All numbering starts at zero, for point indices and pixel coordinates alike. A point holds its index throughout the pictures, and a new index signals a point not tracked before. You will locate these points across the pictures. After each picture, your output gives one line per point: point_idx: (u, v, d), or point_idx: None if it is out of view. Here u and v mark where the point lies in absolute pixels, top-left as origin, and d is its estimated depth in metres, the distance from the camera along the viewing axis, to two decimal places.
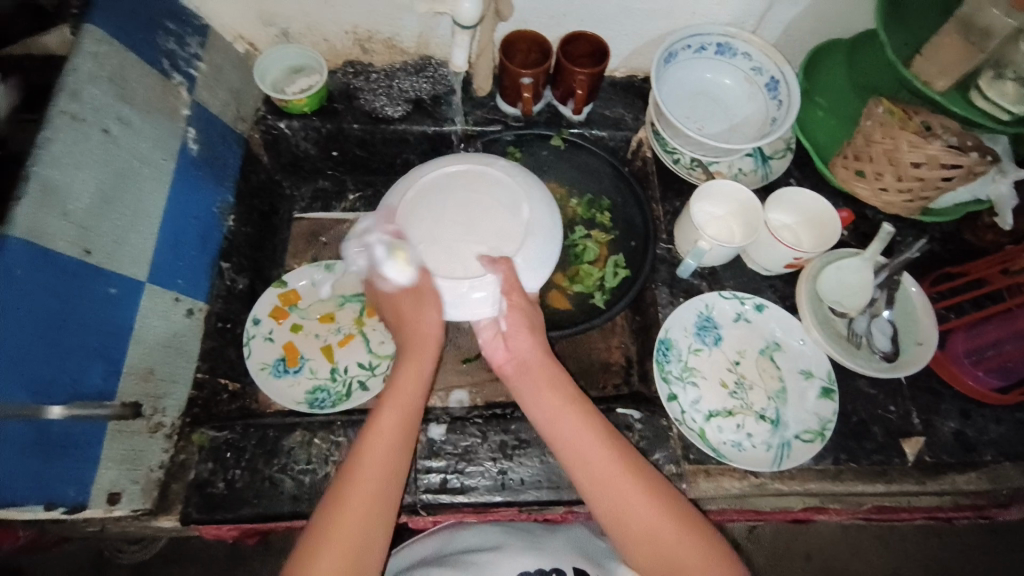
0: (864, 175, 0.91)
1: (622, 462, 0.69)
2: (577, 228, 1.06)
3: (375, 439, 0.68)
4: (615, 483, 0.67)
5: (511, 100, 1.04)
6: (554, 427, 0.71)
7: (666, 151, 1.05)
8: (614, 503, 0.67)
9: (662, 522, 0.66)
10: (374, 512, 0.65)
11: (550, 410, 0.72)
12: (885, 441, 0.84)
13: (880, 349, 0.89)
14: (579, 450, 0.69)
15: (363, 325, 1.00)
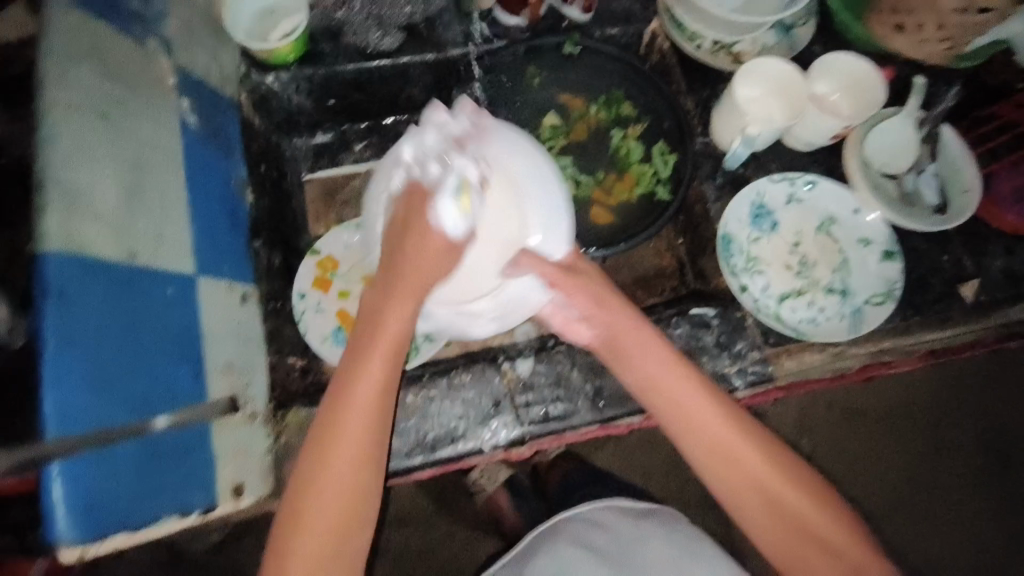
0: (904, 29, 0.91)
1: (731, 419, 0.68)
2: (614, 132, 1.02)
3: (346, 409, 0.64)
4: (728, 441, 0.68)
5: (516, 7, 0.97)
6: (666, 399, 0.70)
7: (688, 39, 0.98)
8: (725, 459, 0.68)
9: (774, 474, 0.67)
10: (361, 458, 0.64)
11: (658, 380, 0.71)
12: (944, 290, 0.88)
13: (930, 203, 0.90)
14: (683, 407, 0.69)
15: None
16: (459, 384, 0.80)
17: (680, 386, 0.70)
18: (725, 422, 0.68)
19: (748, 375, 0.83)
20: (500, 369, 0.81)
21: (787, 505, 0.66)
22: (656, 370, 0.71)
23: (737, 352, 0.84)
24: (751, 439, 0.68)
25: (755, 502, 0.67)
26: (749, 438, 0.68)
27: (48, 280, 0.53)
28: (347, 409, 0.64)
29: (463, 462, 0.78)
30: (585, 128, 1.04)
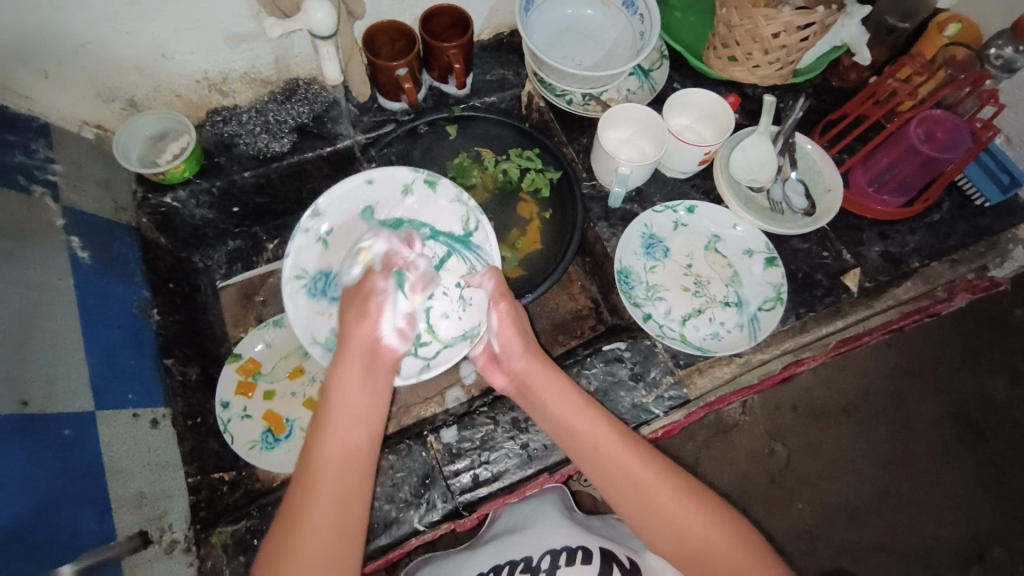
0: (737, 60, 0.97)
1: (629, 444, 0.73)
2: (487, 157, 1.09)
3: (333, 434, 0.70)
4: (628, 461, 0.71)
5: (393, 96, 1.01)
6: (571, 433, 0.75)
7: (557, 95, 1.06)
8: (629, 480, 0.70)
9: (678, 494, 0.69)
10: (334, 539, 0.64)
11: (570, 413, 0.75)
12: (830, 284, 0.95)
13: (800, 207, 0.97)
14: (588, 433, 0.74)
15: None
16: (387, 465, 0.81)
17: (565, 397, 0.76)
18: (612, 437, 0.73)
19: (666, 401, 0.87)
20: (425, 443, 0.82)
21: (682, 526, 0.68)
22: (568, 405, 0.76)
23: (652, 380, 0.88)
24: (637, 451, 0.72)
25: (657, 522, 0.69)
26: (647, 461, 0.72)
27: None
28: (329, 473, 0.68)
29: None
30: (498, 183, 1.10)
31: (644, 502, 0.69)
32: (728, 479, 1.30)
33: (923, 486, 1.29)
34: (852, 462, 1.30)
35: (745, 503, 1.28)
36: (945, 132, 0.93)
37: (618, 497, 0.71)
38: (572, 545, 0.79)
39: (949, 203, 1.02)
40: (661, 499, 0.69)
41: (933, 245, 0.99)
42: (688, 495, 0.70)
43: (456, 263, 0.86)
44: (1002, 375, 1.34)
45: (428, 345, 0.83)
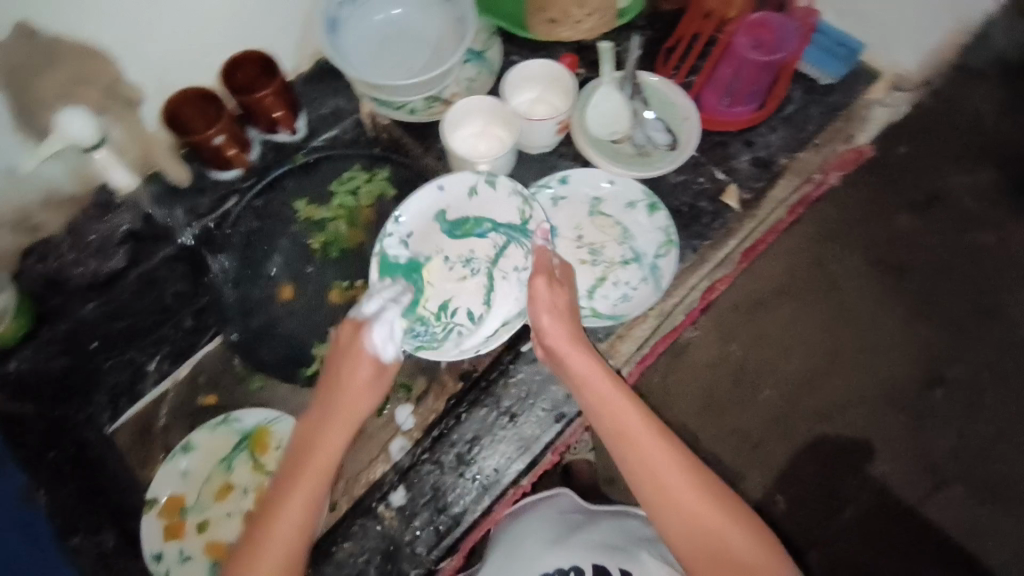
0: (558, 20, 0.96)
1: (668, 442, 0.70)
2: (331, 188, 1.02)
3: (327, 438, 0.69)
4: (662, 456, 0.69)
5: (221, 167, 0.93)
6: (610, 417, 0.72)
7: (397, 108, 0.99)
8: (657, 480, 0.67)
9: (723, 516, 0.66)
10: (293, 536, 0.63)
11: (618, 407, 0.72)
12: (714, 208, 0.95)
13: (664, 144, 0.97)
14: (616, 419, 0.72)
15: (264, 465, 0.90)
16: (348, 551, 0.80)
17: (601, 384, 0.75)
18: (649, 430, 0.71)
19: None
20: (379, 514, 0.81)
21: (716, 536, 0.65)
22: (608, 393, 0.73)
23: None
24: (676, 451, 0.69)
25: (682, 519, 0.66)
26: (682, 465, 0.68)
27: None
28: (308, 468, 0.67)
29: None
30: (369, 213, 1.01)
31: (673, 507, 0.66)
32: (693, 401, 1.25)
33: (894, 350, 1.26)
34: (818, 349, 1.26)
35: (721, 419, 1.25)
36: (770, 37, 0.94)
37: (643, 489, 0.68)
38: (564, 568, 0.78)
39: (799, 90, 1.04)
40: (689, 504, 0.66)
41: (797, 136, 1.00)
42: (726, 509, 0.66)
43: (513, 250, 0.90)
44: None
45: (485, 323, 0.88)
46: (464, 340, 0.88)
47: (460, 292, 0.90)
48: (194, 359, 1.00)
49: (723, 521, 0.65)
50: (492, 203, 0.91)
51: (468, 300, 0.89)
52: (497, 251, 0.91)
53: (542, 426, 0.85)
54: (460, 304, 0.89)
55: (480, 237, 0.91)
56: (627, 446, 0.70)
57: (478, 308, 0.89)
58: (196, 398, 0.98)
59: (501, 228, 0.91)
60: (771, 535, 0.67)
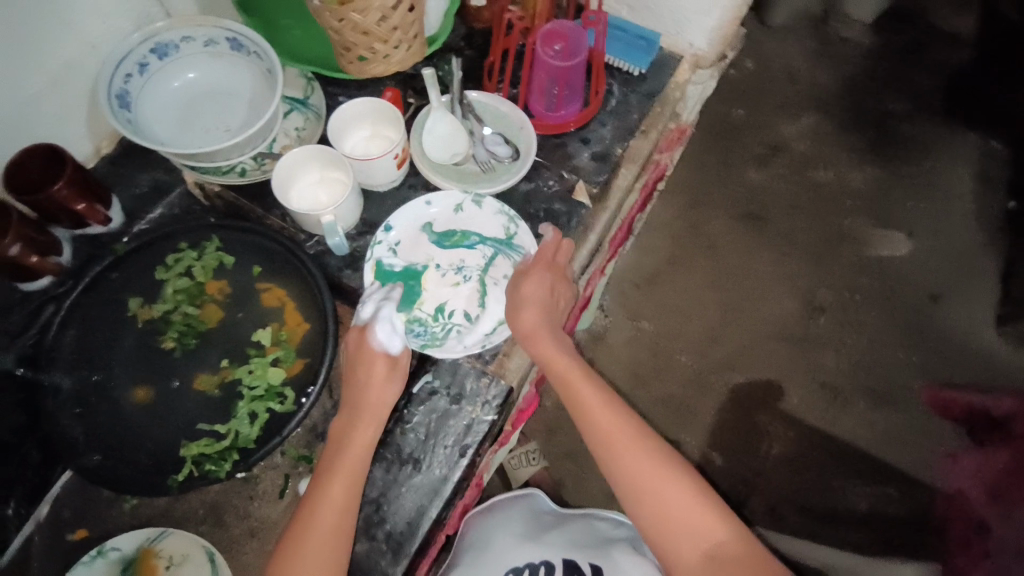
0: (366, 58, 0.91)
1: (617, 408, 0.81)
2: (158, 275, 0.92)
3: (357, 439, 0.78)
4: (626, 444, 0.78)
5: (27, 276, 0.87)
6: (571, 386, 0.82)
7: (225, 172, 0.93)
8: (612, 445, 0.78)
9: (664, 475, 0.76)
10: (333, 541, 0.72)
11: (588, 399, 0.81)
12: (567, 207, 0.98)
13: (506, 155, 0.99)
14: (575, 388, 0.81)
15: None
16: None
17: (563, 359, 0.83)
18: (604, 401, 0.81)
19: (492, 402, 0.86)
20: None
21: (653, 492, 0.75)
22: (569, 365, 0.82)
23: (471, 391, 0.87)
24: (627, 421, 0.79)
25: (655, 514, 0.75)
26: (635, 432, 0.79)
27: None
28: (335, 481, 0.75)
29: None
30: (216, 289, 0.94)
31: (622, 464, 0.77)
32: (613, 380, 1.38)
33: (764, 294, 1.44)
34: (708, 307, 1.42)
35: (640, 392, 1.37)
36: (568, 43, 1.00)
37: (597, 446, 0.79)
38: (537, 561, 0.91)
39: (619, 82, 1.10)
40: (659, 488, 0.75)
41: (626, 125, 1.06)
42: (668, 470, 0.76)
43: (503, 261, 0.92)
44: (754, 164, 1.55)
45: (485, 324, 0.89)
46: (466, 337, 0.88)
47: (455, 297, 0.90)
48: (50, 495, 0.89)
49: (662, 478, 0.75)
50: (476, 219, 0.93)
51: (466, 304, 0.90)
52: (487, 262, 0.92)
53: (447, 466, 0.83)
54: (453, 311, 0.90)
55: (462, 243, 0.93)
56: (602, 439, 0.79)
57: (475, 310, 0.90)
58: (65, 534, 0.87)
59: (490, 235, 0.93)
60: (709, 494, 0.76)
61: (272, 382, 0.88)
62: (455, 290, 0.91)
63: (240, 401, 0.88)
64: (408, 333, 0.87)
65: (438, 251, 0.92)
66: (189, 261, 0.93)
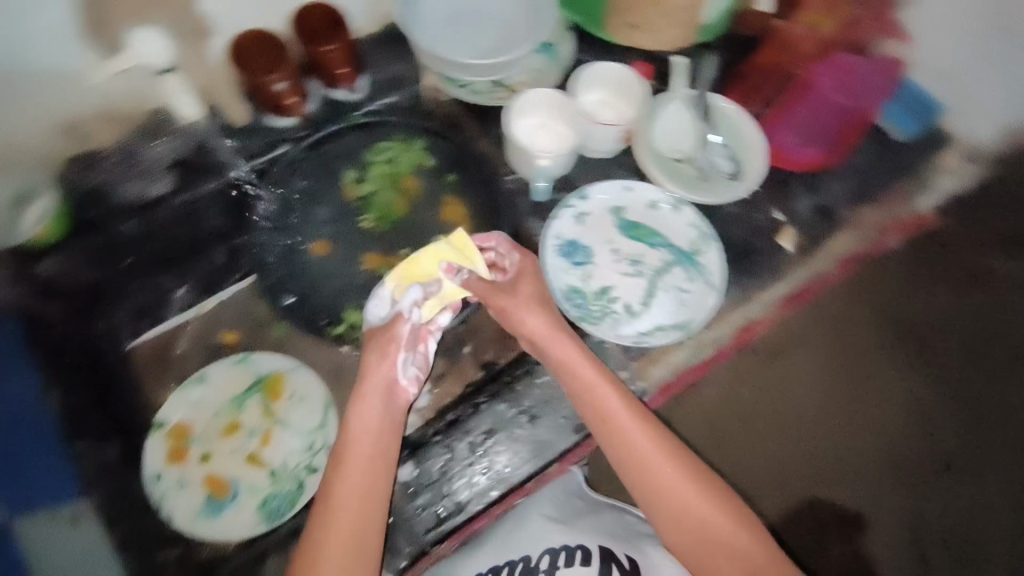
0: (638, 26, 0.94)
1: (643, 420, 0.73)
2: (373, 148, 1.00)
3: (369, 419, 0.73)
4: (625, 423, 0.73)
5: (276, 112, 0.93)
6: (594, 398, 0.74)
7: (456, 85, 0.98)
8: (636, 457, 0.71)
9: (705, 496, 0.69)
10: (362, 516, 0.67)
11: (587, 374, 0.76)
12: (767, 247, 0.93)
13: (726, 171, 0.94)
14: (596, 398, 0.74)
15: (278, 407, 0.89)
16: None
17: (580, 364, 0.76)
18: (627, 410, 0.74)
19: None
20: None
21: (683, 500, 0.69)
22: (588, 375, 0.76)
23: None
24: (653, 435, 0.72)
25: (654, 500, 0.70)
26: (661, 445, 0.72)
27: None
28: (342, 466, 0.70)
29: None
30: (410, 182, 1.00)
31: (651, 485, 0.70)
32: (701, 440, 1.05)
33: (876, 325, 1.10)
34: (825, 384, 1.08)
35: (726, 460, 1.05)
36: (856, 81, 0.97)
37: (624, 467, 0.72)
38: (570, 544, 0.76)
39: (871, 143, 1.01)
40: (664, 476, 0.70)
41: (858, 190, 0.99)
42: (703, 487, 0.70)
43: (677, 271, 0.89)
44: None
45: (644, 322, 0.87)
46: (624, 323, 0.87)
47: (625, 285, 0.89)
48: (219, 297, 0.97)
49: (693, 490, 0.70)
50: (671, 220, 0.92)
51: (633, 295, 0.89)
52: (667, 266, 0.90)
53: (559, 434, 0.84)
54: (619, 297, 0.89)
55: (648, 237, 0.92)
56: (610, 427, 0.73)
57: (638, 303, 0.88)
58: (218, 332, 0.96)
59: (677, 241, 0.91)
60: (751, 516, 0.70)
61: None
62: (629, 279, 0.90)
63: None
64: (567, 301, 0.88)
65: (621, 237, 0.92)
66: (404, 151, 1.00)
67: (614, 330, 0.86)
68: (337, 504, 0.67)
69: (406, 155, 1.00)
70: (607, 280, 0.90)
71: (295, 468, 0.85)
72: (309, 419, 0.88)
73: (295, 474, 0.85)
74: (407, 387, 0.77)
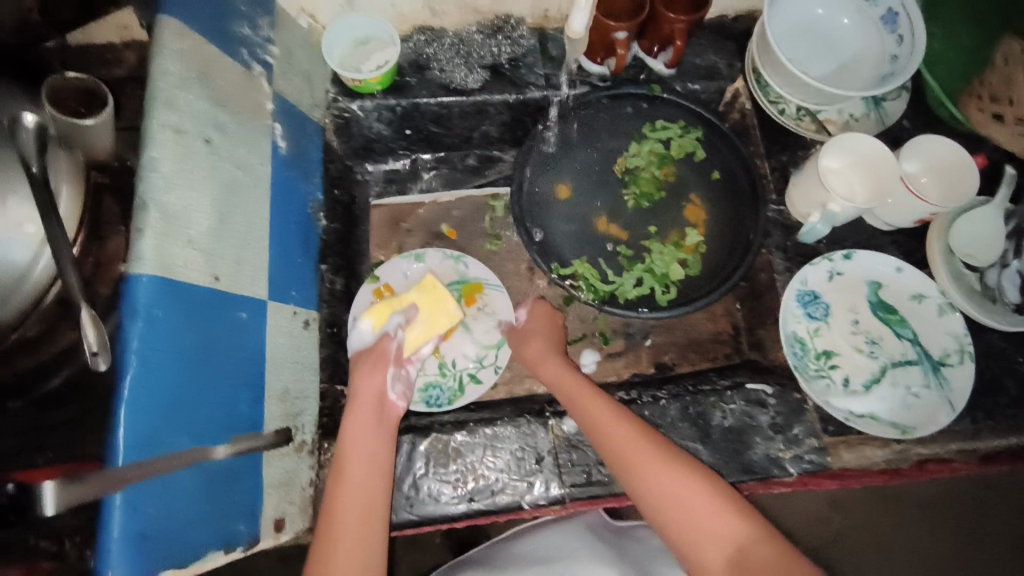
0: (1002, 119, 0.81)
1: (655, 447, 0.70)
2: (655, 123, 0.98)
3: (360, 433, 0.73)
4: (615, 428, 0.73)
5: (599, 57, 0.94)
6: (602, 431, 0.73)
7: (771, 100, 0.94)
8: (651, 488, 0.67)
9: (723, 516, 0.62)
10: (367, 518, 0.66)
11: (597, 412, 0.75)
12: (1020, 395, 0.83)
13: (1013, 301, 0.85)
14: (607, 427, 0.73)
15: (465, 314, 0.96)
16: (503, 434, 0.81)
17: (598, 402, 0.76)
18: (640, 438, 0.71)
19: (803, 463, 0.80)
20: (547, 424, 0.82)
21: (707, 528, 0.62)
22: (604, 412, 0.75)
23: (793, 437, 0.81)
24: (671, 461, 0.68)
25: (667, 519, 0.65)
26: (676, 465, 0.67)
27: (136, 301, 0.54)
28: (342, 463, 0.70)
29: (396, 530, 0.77)
30: (672, 167, 0.99)
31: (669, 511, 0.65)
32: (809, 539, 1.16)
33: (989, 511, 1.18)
34: (922, 534, 1.17)
35: (837, 557, 1.16)
36: None
37: (639, 497, 0.68)
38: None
39: None
40: (677, 503, 0.64)
41: None
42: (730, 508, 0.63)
43: (913, 372, 0.83)
44: None
45: (861, 405, 0.82)
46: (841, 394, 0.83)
47: (851, 360, 0.85)
48: (458, 193, 1.07)
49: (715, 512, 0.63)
50: (927, 320, 0.85)
51: (858, 374, 0.84)
52: (905, 362, 0.84)
53: (729, 468, 0.80)
54: (841, 368, 0.84)
55: (894, 326, 0.86)
56: (621, 461, 0.70)
57: (859, 383, 0.83)
58: (441, 223, 1.06)
59: (926, 342, 0.84)
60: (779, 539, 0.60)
61: (670, 274, 0.94)
62: (858, 356, 0.85)
63: (638, 265, 0.96)
64: (788, 348, 0.85)
65: (866, 312, 0.87)
66: (679, 137, 0.98)
67: (826, 398, 0.82)
68: (339, 514, 0.65)
69: (682, 146, 0.98)
70: (836, 347, 0.86)
71: (463, 370, 0.92)
72: (489, 336, 0.95)
73: (461, 374, 0.92)
74: (396, 401, 0.79)
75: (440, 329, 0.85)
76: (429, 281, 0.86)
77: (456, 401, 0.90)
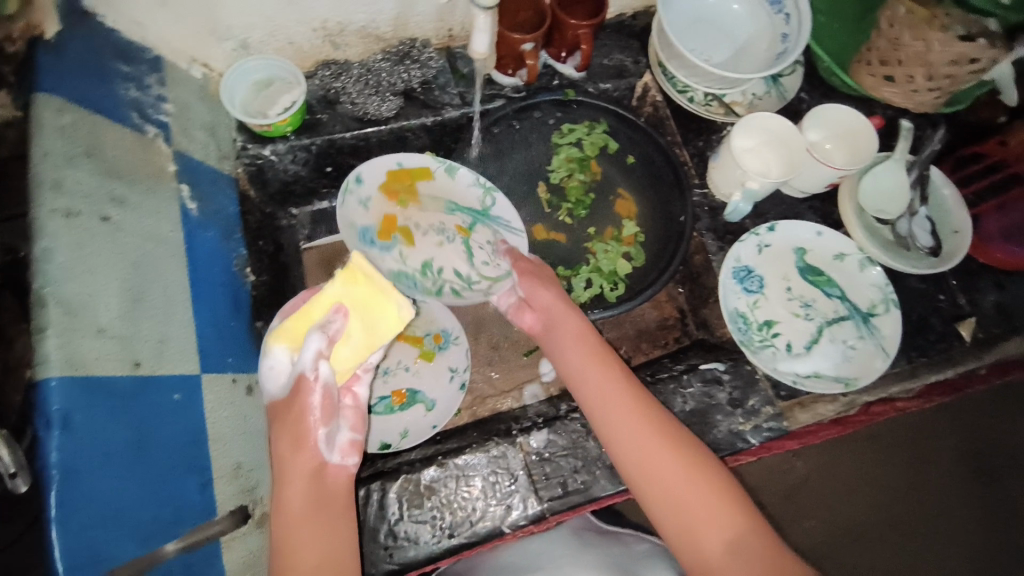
0: (893, 79, 0.89)
1: (652, 423, 0.69)
2: (565, 128, 1.00)
3: (301, 510, 0.62)
4: (612, 399, 0.71)
5: (511, 69, 0.94)
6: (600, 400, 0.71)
7: (678, 90, 0.97)
8: (647, 469, 0.67)
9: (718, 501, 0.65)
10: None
11: (595, 379, 0.73)
12: (944, 330, 0.90)
13: (924, 245, 0.92)
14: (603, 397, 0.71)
15: (469, 235, 0.94)
16: (474, 460, 0.79)
17: (595, 369, 0.73)
18: (635, 410, 0.70)
19: (764, 432, 0.83)
20: (514, 442, 0.81)
21: (697, 515, 0.65)
22: (601, 379, 0.72)
23: (751, 408, 0.84)
24: (665, 436, 0.68)
25: (652, 494, 0.67)
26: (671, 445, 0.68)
27: (48, 410, 0.50)
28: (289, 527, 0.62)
29: None
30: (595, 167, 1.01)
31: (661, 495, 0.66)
32: (769, 502, 1.20)
33: (927, 442, 1.26)
34: (875, 476, 1.23)
35: (796, 508, 1.21)
36: None
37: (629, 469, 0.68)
38: None
39: None
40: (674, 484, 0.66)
41: None
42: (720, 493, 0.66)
43: (848, 327, 0.88)
44: None
45: (807, 366, 0.87)
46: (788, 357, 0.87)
47: (790, 326, 0.89)
48: None
49: (705, 499, 0.65)
50: (851, 276, 0.91)
51: (798, 338, 0.88)
52: (838, 319, 0.89)
53: None
54: (783, 336, 0.88)
55: (823, 286, 0.91)
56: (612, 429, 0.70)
57: (802, 346, 0.88)
58: None
59: (854, 297, 0.90)
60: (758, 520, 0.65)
61: (618, 269, 0.97)
62: (796, 320, 0.89)
63: (584, 266, 0.98)
64: (733, 325, 0.88)
65: (796, 277, 0.92)
66: (598, 138, 1.00)
67: (775, 366, 0.86)
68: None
69: (597, 144, 1.01)
70: (775, 315, 0.90)
71: (445, 281, 0.92)
72: (489, 269, 0.92)
73: (442, 284, 0.92)
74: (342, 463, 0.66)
75: (383, 339, 0.61)
76: (353, 268, 0.59)
77: (428, 296, 0.92)
